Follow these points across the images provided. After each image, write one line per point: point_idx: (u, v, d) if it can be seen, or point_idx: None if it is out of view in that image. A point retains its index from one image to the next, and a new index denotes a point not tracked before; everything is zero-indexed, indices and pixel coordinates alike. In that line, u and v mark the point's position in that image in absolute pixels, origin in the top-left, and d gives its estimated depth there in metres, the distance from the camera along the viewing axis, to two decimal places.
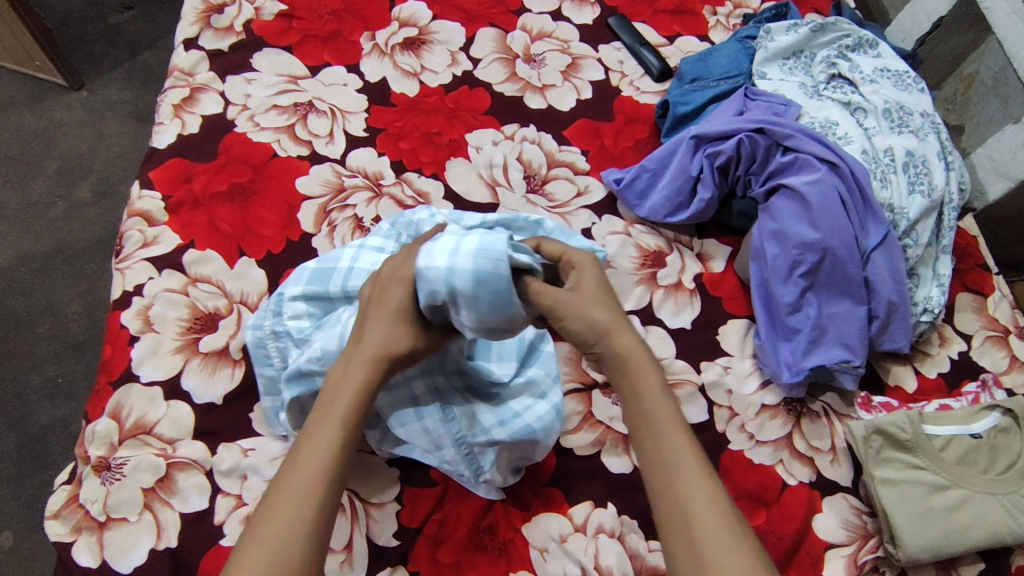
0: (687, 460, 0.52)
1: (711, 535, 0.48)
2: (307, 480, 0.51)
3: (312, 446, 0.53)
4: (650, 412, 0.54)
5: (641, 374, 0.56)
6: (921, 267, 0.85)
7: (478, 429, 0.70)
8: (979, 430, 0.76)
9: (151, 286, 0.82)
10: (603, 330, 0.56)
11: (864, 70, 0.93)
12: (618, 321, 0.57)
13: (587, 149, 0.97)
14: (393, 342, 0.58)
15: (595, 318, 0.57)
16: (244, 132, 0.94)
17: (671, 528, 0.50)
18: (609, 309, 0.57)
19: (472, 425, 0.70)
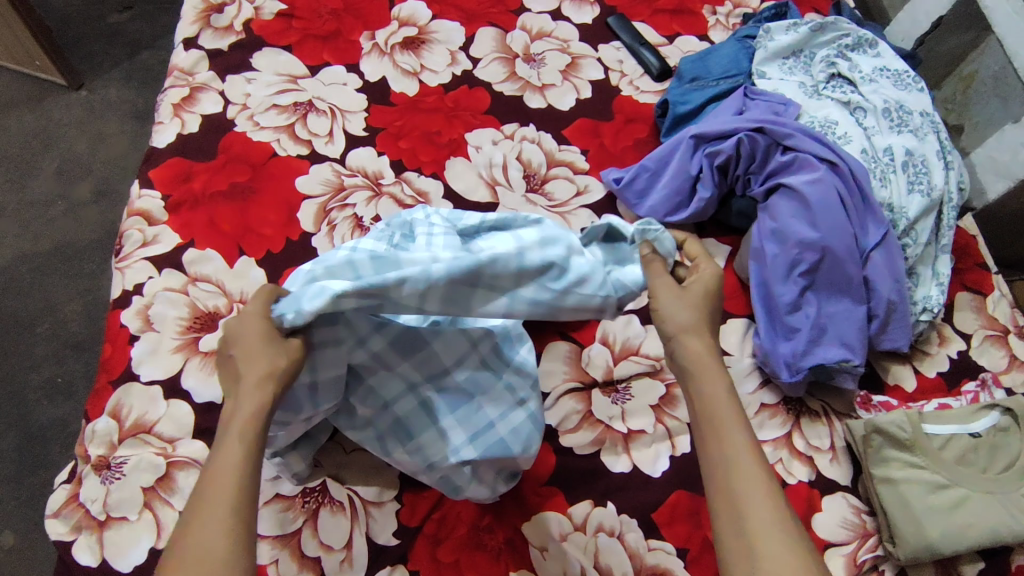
0: (748, 462, 0.51)
1: (764, 532, 0.48)
2: (221, 484, 0.48)
3: (226, 450, 0.49)
4: (713, 409, 0.54)
5: (707, 375, 0.55)
6: (920, 267, 0.85)
7: (449, 450, 0.69)
8: (979, 430, 0.76)
9: (151, 285, 0.82)
10: (684, 328, 0.57)
11: (863, 70, 0.93)
12: (698, 324, 0.57)
13: (586, 148, 0.97)
14: (274, 362, 0.54)
15: (671, 317, 0.58)
16: (244, 131, 0.94)
17: (727, 530, 0.49)
18: (697, 312, 0.58)
19: (442, 447, 0.69)
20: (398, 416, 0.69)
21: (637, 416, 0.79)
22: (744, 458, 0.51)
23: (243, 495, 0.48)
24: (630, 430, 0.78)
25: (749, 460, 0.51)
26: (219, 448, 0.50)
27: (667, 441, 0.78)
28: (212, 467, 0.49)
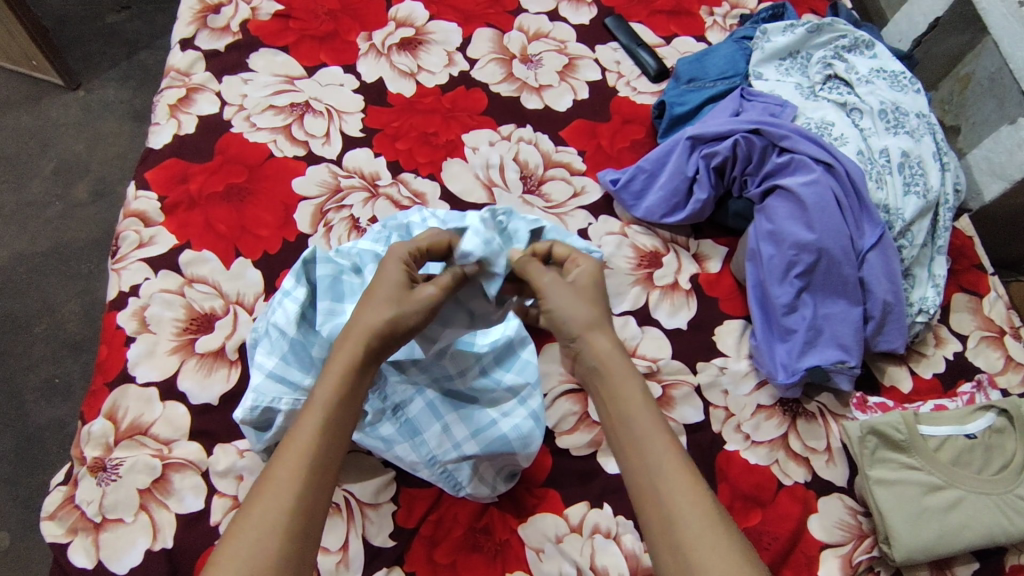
0: (670, 460, 0.54)
1: (696, 544, 0.50)
2: (283, 489, 0.51)
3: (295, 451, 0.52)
4: (633, 419, 0.56)
5: (618, 374, 0.58)
6: (916, 268, 0.83)
7: (450, 445, 0.68)
8: (974, 431, 0.77)
9: (148, 287, 0.82)
10: (587, 325, 0.60)
11: (860, 71, 0.91)
12: (597, 321, 0.61)
13: (583, 149, 0.97)
14: (374, 318, 0.58)
15: (572, 315, 0.61)
16: (241, 132, 0.94)
17: (660, 542, 0.52)
18: (593, 308, 0.61)
19: (443, 442, 0.68)
20: (408, 416, 0.69)
21: None
22: (670, 466, 0.53)
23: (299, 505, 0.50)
24: None
25: (676, 468, 0.53)
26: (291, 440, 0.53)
27: None
28: (278, 463, 0.52)
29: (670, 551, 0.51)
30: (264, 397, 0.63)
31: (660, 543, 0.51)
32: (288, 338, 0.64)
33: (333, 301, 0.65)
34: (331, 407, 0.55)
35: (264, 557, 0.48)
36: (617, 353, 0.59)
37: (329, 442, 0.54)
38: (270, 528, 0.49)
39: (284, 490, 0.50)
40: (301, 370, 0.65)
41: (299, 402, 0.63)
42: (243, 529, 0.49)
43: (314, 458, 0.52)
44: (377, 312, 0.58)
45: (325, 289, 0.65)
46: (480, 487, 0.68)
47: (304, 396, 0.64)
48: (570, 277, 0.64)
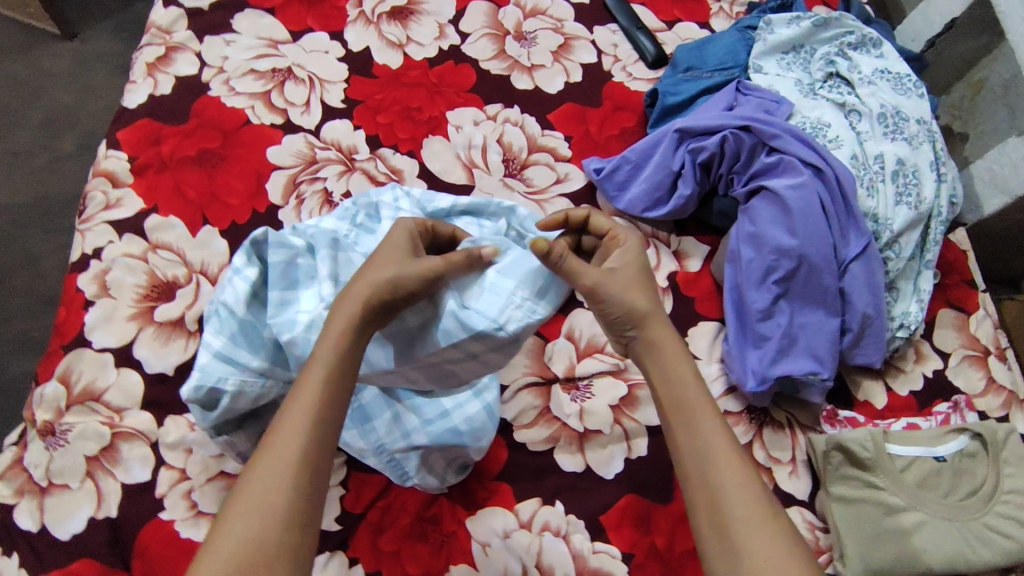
0: (718, 442, 0.53)
1: (742, 525, 0.50)
2: (288, 442, 0.49)
3: (296, 413, 0.50)
4: (687, 401, 0.55)
5: (671, 357, 0.57)
6: (901, 281, 0.80)
7: (399, 435, 0.66)
8: (944, 453, 0.74)
9: (111, 250, 0.80)
10: (642, 314, 0.58)
11: (863, 70, 0.87)
12: (655, 307, 0.58)
13: (571, 134, 0.94)
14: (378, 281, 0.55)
15: (628, 303, 0.58)
16: (218, 96, 0.91)
17: (704, 524, 0.51)
18: (644, 294, 0.58)
19: (392, 430, 0.66)
20: (361, 401, 0.68)
21: (594, 416, 0.77)
22: (721, 449, 0.53)
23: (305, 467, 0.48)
24: (586, 429, 0.76)
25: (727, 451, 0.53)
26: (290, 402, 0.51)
27: (624, 442, 0.77)
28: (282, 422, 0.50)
29: (713, 531, 0.51)
30: (209, 376, 0.61)
31: (704, 526, 0.51)
32: (236, 318, 0.62)
33: (284, 289, 0.63)
34: (333, 370, 0.52)
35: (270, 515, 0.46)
36: (670, 334, 0.58)
37: (336, 396, 0.52)
38: (275, 486, 0.47)
39: (290, 447, 0.48)
40: (248, 351, 0.62)
41: (247, 383, 0.62)
42: (250, 488, 0.47)
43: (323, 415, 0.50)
44: (384, 271, 0.55)
45: (277, 278, 0.63)
46: (428, 477, 0.66)
47: (251, 376, 0.62)
48: (611, 260, 0.60)
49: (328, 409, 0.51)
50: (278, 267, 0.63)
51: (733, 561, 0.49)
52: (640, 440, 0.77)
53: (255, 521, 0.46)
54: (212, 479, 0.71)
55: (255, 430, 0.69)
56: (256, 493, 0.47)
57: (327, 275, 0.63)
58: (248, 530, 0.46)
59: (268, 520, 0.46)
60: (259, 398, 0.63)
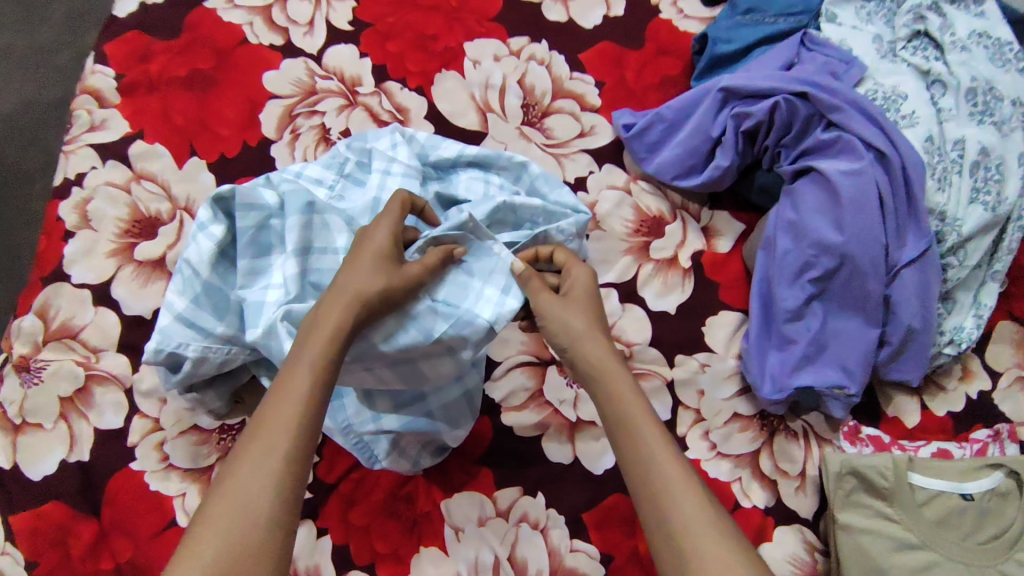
0: (660, 450, 0.50)
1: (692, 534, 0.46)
2: (277, 438, 0.46)
3: (279, 417, 0.47)
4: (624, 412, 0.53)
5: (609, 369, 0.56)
6: (960, 291, 0.70)
7: (369, 417, 0.61)
8: (972, 491, 0.67)
9: (93, 177, 0.75)
10: (577, 333, 0.58)
11: (956, 32, 0.71)
12: (590, 329, 0.58)
13: (603, 80, 0.82)
14: (366, 286, 0.53)
15: (566, 322, 0.59)
16: (214, 9, 0.82)
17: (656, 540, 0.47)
18: (584, 315, 0.59)
19: (363, 411, 0.62)
20: None
21: (590, 405, 0.71)
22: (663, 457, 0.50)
23: (287, 466, 0.45)
24: (580, 419, 0.71)
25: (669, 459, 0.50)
26: (271, 406, 0.48)
27: None
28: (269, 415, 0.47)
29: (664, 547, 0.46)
30: (169, 340, 0.56)
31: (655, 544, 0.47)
32: (201, 280, 0.57)
33: (253, 257, 0.59)
34: (324, 360, 0.49)
35: (256, 511, 0.43)
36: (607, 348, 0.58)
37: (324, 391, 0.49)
38: (262, 484, 0.44)
39: (278, 443, 0.46)
40: (212, 316, 0.58)
41: (210, 350, 0.57)
42: (235, 484, 0.44)
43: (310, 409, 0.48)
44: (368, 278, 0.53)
45: (246, 244, 0.58)
46: (398, 460, 0.63)
47: (215, 343, 0.58)
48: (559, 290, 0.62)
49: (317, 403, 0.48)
50: (246, 232, 0.58)
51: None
52: None
53: (238, 517, 0.43)
54: (184, 433, 0.68)
55: (227, 389, 0.65)
56: (240, 489, 0.44)
57: (297, 248, 0.57)
58: (231, 529, 0.43)
59: (251, 516, 0.43)
60: (224, 365, 0.59)
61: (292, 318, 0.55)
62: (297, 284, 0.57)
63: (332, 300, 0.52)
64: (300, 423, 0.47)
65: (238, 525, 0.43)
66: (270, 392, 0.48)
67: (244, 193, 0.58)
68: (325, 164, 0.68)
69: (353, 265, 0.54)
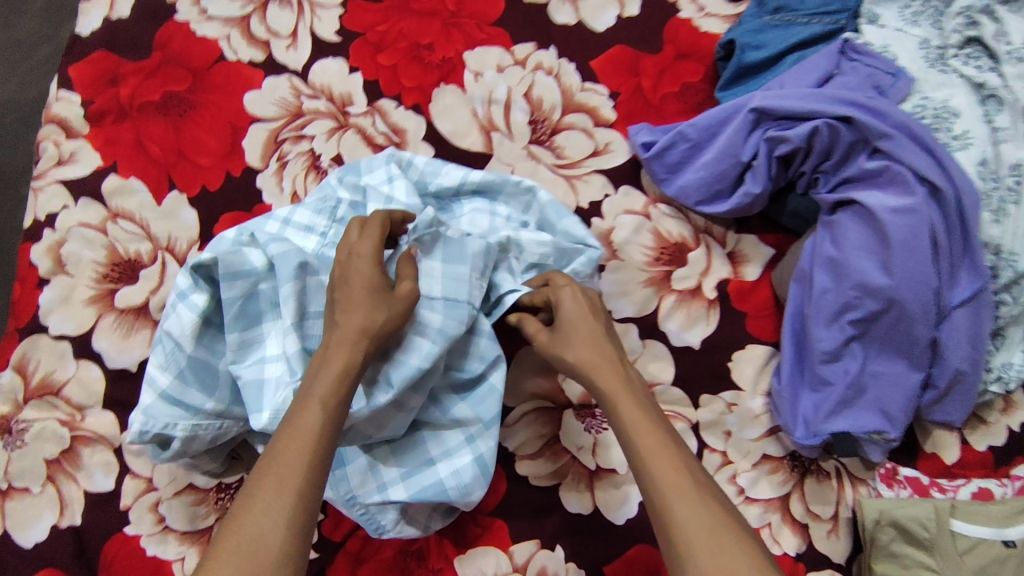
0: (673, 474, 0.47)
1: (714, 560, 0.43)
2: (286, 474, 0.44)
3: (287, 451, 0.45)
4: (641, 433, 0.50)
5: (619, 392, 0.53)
6: (1011, 327, 0.64)
7: (374, 486, 0.58)
8: (1015, 538, 0.63)
9: (66, 218, 0.69)
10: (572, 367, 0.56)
11: (1015, 39, 0.63)
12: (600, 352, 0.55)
13: (617, 90, 0.75)
14: (370, 321, 0.51)
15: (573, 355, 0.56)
16: (187, 21, 0.74)
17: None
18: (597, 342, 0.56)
19: (366, 480, 0.59)
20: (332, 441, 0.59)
21: (610, 451, 0.67)
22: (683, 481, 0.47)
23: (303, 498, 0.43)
24: (600, 467, 0.67)
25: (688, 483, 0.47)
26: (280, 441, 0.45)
27: None
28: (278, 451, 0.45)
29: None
30: (155, 421, 0.52)
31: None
32: (185, 354, 0.53)
33: (243, 328, 0.54)
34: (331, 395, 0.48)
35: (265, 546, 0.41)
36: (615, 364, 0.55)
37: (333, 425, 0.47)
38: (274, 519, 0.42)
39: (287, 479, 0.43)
40: (201, 391, 0.54)
41: (200, 429, 0.53)
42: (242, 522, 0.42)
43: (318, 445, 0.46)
44: (373, 312, 0.52)
45: (233, 317, 0.54)
46: (407, 528, 0.60)
47: (206, 420, 0.53)
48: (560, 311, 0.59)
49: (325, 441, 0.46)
50: (233, 303, 0.54)
51: None
52: None
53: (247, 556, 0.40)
54: (179, 494, 0.64)
55: (222, 450, 0.62)
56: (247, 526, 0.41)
57: (292, 320, 0.53)
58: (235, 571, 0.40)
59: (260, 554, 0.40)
60: (217, 440, 0.55)
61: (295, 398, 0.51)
62: (299, 359, 0.53)
63: (338, 338, 0.50)
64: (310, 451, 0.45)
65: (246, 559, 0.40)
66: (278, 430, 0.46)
67: (227, 263, 0.53)
68: (315, 207, 0.62)
69: (349, 300, 0.52)
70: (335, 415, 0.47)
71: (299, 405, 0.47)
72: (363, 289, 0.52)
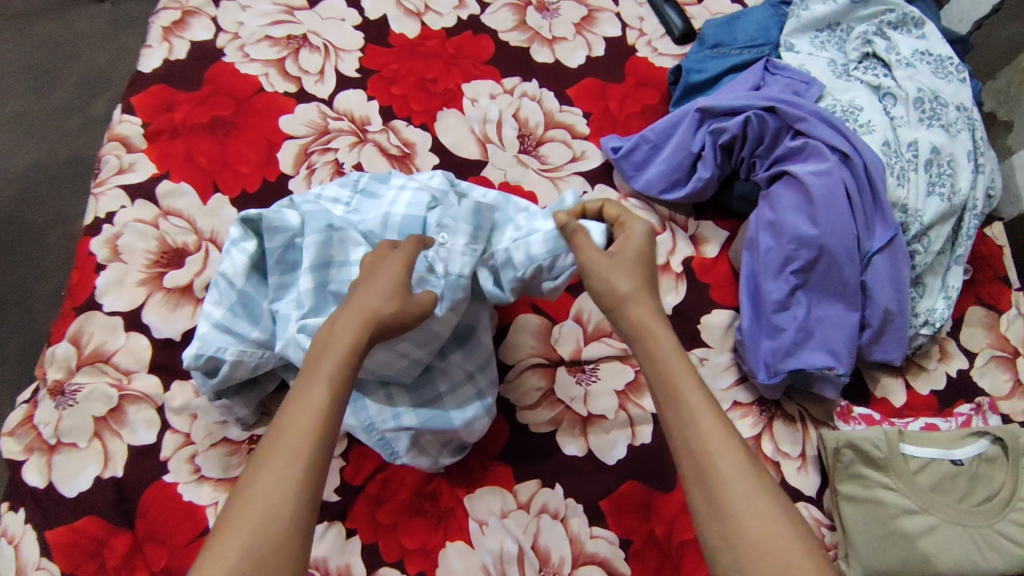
0: (705, 421, 0.50)
1: (740, 504, 0.47)
2: (291, 456, 0.46)
3: (293, 432, 0.47)
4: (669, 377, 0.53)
5: (656, 332, 0.55)
6: (928, 276, 0.77)
7: (390, 415, 0.66)
8: (962, 457, 0.72)
9: (122, 215, 0.80)
10: (623, 297, 0.57)
11: (901, 52, 0.81)
12: (640, 293, 0.57)
13: (589, 111, 0.91)
14: (381, 307, 0.54)
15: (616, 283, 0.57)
16: (233, 62, 0.90)
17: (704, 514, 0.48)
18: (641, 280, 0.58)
19: (384, 410, 0.67)
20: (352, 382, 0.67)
21: (599, 400, 0.77)
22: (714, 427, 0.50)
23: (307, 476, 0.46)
24: (591, 414, 0.76)
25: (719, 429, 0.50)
26: (286, 420, 0.48)
27: (628, 428, 0.76)
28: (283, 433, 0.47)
29: (712, 514, 0.48)
30: (208, 345, 0.62)
31: (704, 514, 0.48)
32: (236, 290, 0.64)
33: (282, 272, 0.65)
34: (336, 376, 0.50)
35: (274, 523, 0.44)
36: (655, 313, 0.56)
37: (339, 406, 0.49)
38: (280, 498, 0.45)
39: (291, 461, 0.46)
40: (248, 323, 0.64)
41: (246, 353, 0.63)
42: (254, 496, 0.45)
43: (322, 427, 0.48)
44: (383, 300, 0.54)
45: (273, 262, 0.65)
46: (417, 458, 0.69)
47: (251, 347, 0.63)
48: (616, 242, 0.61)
49: (329, 422, 0.48)
50: (273, 252, 0.64)
51: (732, 539, 0.46)
52: (644, 427, 0.76)
53: (260, 530, 0.43)
54: (214, 446, 0.72)
55: (254, 397, 0.70)
56: (258, 506, 0.44)
57: (313, 264, 0.62)
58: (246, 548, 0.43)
59: (272, 529, 0.44)
60: (259, 367, 0.64)
61: (307, 331, 0.61)
62: (312, 294, 0.62)
63: (347, 320, 0.53)
64: (314, 433, 0.47)
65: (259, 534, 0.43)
66: (284, 408, 0.48)
67: (270, 217, 0.64)
68: (347, 185, 0.72)
69: (373, 282, 0.55)
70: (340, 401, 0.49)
71: (305, 385, 0.49)
72: (391, 277, 0.55)
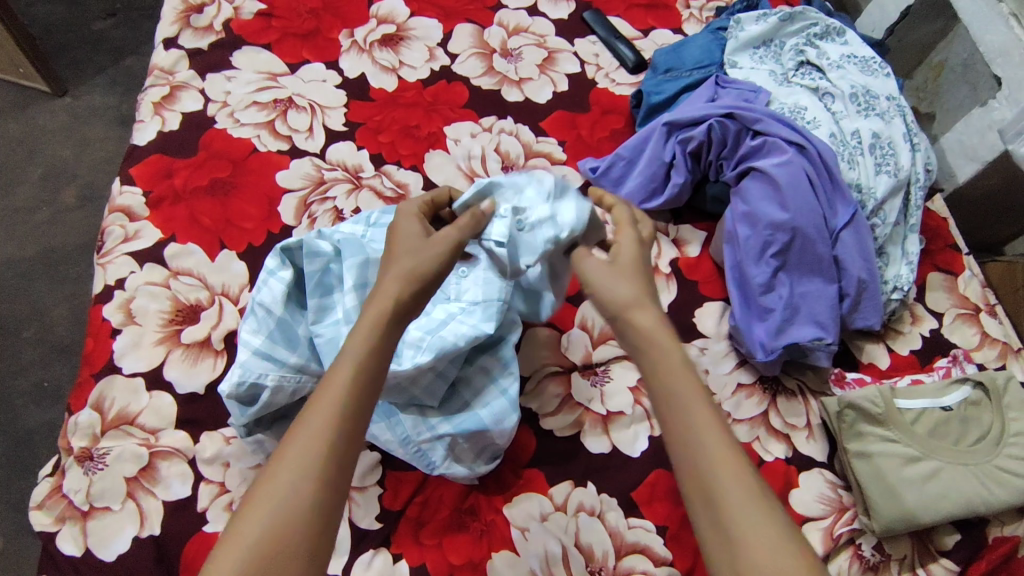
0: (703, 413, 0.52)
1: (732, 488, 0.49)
2: (315, 436, 0.50)
3: (319, 412, 0.51)
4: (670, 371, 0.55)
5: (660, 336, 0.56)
6: (890, 247, 0.85)
7: (425, 426, 0.71)
8: (950, 403, 0.79)
9: (133, 280, 0.83)
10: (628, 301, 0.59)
11: (831, 57, 0.93)
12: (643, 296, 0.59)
13: (563, 139, 0.99)
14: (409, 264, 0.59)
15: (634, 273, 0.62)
16: (225, 128, 0.94)
17: (697, 496, 0.51)
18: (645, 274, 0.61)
19: (418, 423, 0.72)
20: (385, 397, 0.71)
21: (615, 398, 0.81)
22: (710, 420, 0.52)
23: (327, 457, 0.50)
24: (609, 411, 0.80)
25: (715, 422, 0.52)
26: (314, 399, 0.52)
27: (645, 421, 0.80)
28: (310, 412, 0.51)
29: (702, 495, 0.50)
30: (250, 372, 0.64)
31: (696, 497, 0.51)
32: (274, 317, 0.67)
33: (319, 298, 0.69)
34: (359, 360, 0.54)
35: (298, 501, 0.48)
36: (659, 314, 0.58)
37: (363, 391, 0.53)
38: (303, 475, 0.49)
39: (316, 438, 0.50)
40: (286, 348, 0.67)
41: (285, 378, 0.65)
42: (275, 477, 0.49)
43: (343, 409, 0.51)
44: (412, 260, 0.60)
45: (312, 287, 0.69)
46: (455, 464, 0.71)
47: (290, 371, 0.66)
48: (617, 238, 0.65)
49: (351, 406, 0.52)
50: (312, 276, 0.69)
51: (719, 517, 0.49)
52: None
53: (281, 502, 0.48)
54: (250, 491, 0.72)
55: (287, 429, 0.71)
56: (282, 482, 0.48)
57: (352, 285, 0.68)
58: (270, 520, 0.47)
59: (294, 507, 0.48)
60: (297, 393, 0.66)
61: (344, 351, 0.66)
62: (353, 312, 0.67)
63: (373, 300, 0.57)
64: (335, 414, 0.51)
65: (278, 509, 0.47)
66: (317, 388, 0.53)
67: (307, 244, 0.69)
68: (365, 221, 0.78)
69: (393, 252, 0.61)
70: (362, 380, 0.53)
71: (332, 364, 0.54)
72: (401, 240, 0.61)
